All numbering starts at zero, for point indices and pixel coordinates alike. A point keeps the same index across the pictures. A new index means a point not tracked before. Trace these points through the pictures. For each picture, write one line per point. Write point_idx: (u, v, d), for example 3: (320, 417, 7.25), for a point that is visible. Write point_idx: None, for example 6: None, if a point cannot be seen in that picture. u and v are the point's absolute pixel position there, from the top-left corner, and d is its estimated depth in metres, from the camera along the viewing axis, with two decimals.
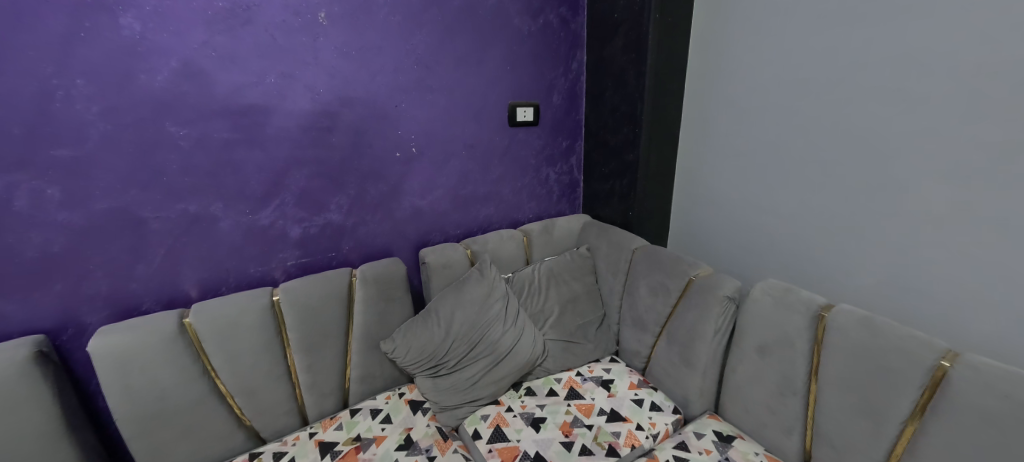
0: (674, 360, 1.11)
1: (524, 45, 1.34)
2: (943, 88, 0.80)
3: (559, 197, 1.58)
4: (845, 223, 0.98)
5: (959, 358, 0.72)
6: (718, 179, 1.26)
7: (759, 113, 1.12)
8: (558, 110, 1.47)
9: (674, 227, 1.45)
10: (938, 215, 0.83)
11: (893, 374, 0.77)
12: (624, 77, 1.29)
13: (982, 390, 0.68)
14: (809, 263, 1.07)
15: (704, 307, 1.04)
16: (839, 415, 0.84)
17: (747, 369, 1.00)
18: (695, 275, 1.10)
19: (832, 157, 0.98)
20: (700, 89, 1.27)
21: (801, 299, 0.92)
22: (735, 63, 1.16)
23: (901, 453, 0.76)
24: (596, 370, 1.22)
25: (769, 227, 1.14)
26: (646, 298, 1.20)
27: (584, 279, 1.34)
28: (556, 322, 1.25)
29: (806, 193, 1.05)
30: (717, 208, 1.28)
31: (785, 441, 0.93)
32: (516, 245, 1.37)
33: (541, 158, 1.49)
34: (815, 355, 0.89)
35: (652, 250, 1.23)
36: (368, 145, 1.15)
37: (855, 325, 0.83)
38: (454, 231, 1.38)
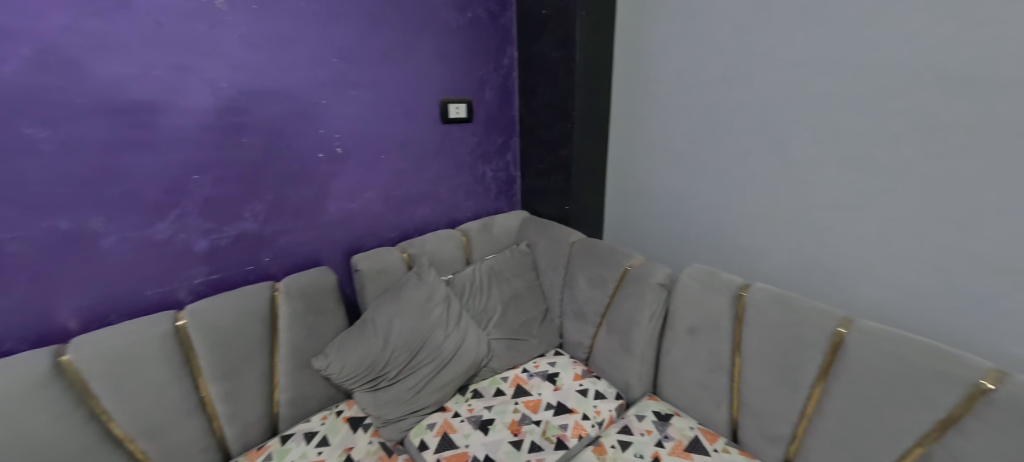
0: (614, 348, 1.16)
1: (453, 40, 1.31)
2: (832, 84, 0.89)
3: (497, 195, 1.57)
4: (758, 210, 1.07)
5: (853, 324, 0.81)
6: (647, 171, 1.32)
7: (680, 108, 1.19)
8: (491, 107, 1.45)
9: (608, 219, 1.50)
10: (831, 200, 0.94)
11: (801, 343, 0.85)
12: (555, 73, 1.31)
13: (872, 351, 0.77)
14: (729, 248, 1.15)
15: (639, 295, 1.09)
16: (761, 385, 0.92)
17: (680, 350, 1.06)
18: (629, 265, 1.14)
19: (744, 149, 1.07)
20: (626, 86, 1.32)
21: (723, 281, 0.99)
22: (656, 60, 1.21)
23: (811, 412, 0.85)
24: (542, 365, 1.23)
25: (693, 215, 1.22)
26: (586, 290, 1.23)
27: (525, 276, 1.34)
28: (500, 321, 1.25)
29: (723, 183, 1.13)
30: (646, 199, 1.34)
31: (716, 413, 1.01)
32: (455, 246, 1.34)
33: (477, 155, 1.47)
34: (736, 331, 0.96)
35: (589, 242, 1.26)
36: (286, 145, 1.05)
37: (770, 302, 0.91)
38: (389, 234, 1.32)
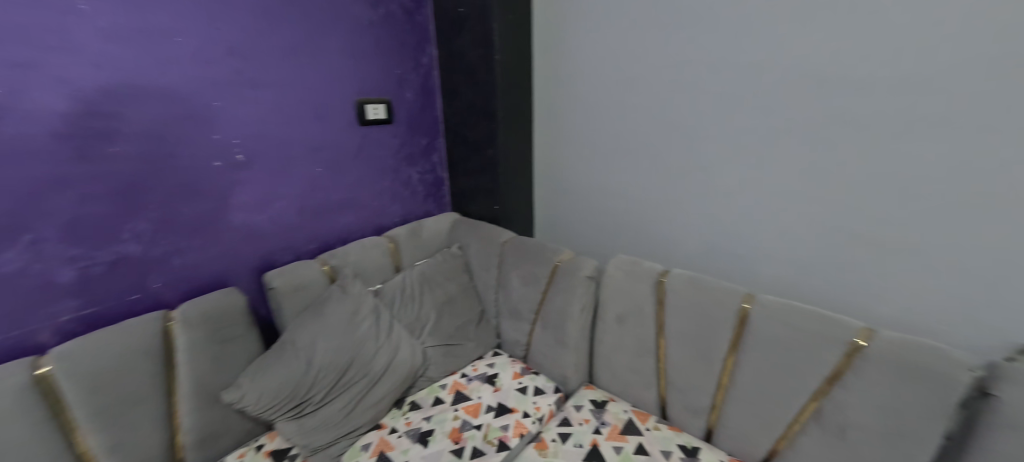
0: (549, 342, 1.18)
1: (366, 37, 1.24)
2: (726, 83, 0.97)
3: (425, 197, 1.53)
4: (670, 201, 1.14)
5: (755, 299, 0.90)
6: (570, 168, 1.35)
7: (596, 106, 1.24)
8: (412, 107, 1.40)
9: (537, 216, 1.53)
10: (730, 188, 1.03)
11: (714, 320, 0.93)
12: (476, 72, 1.29)
13: (772, 321, 0.86)
14: (647, 238, 1.22)
15: (570, 289, 1.12)
16: (683, 363, 0.99)
17: (610, 338, 1.11)
18: (558, 260, 1.16)
19: (654, 144, 1.13)
20: (546, 84, 1.34)
21: (645, 269, 1.05)
22: (572, 59, 1.25)
23: (726, 382, 0.93)
24: (480, 368, 1.21)
25: (614, 208, 1.27)
26: (519, 289, 1.23)
27: (458, 279, 1.32)
28: (434, 328, 1.21)
29: (639, 177, 1.19)
30: (571, 195, 1.38)
31: (646, 395, 1.07)
32: (383, 253, 1.27)
33: (400, 158, 1.41)
34: (658, 315, 1.02)
35: (519, 240, 1.27)
36: (172, 154, 0.92)
37: (686, 285, 0.98)
38: (307, 246, 1.22)
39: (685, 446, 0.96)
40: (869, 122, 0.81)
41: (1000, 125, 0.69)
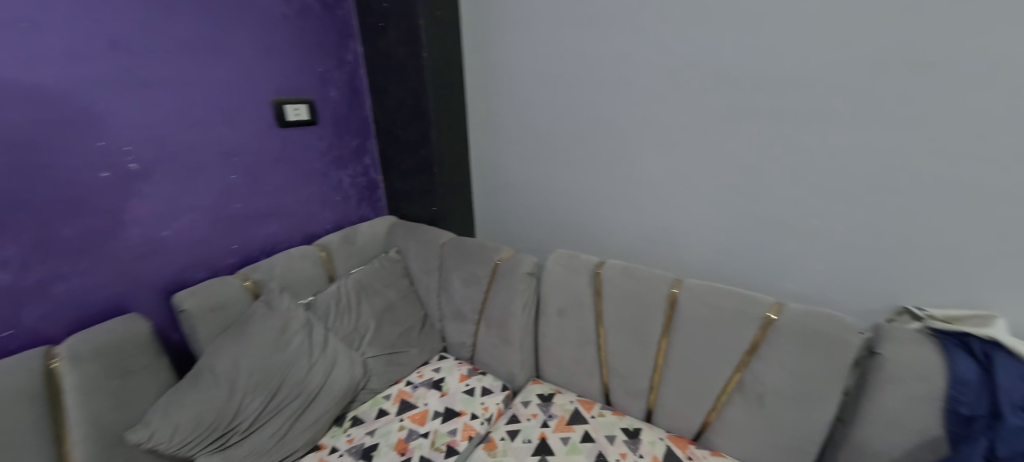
0: (494, 341, 1.18)
1: (280, 33, 1.16)
2: (649, 80, 0.99)
3: (359, 202, 1.46)
4: (600, 196, 1.16)
5: (682, 283, 0.96)
6: (506, 166, 1.35)
7: (526, 103, 1.23)
8: (338, 107, 1.32)
9: (477, 215, 1.52)
10: (654, 182, 1.06)
11: (646, 307, 0.98)
12: (404, 70, 1.25)
13: (697, 303, 0.92)
14: (582, 232, 1.25)
15: (511, 286, 1.12)
16: (622, 350, 1.03)
17: (553, 332, 1.13)
18: (499, 259, 1.16)
19: (581, 140, 1.14)
20: (477, 81, 1.32)
21: (582, 262, 1.08)
22: (501, 56, 1.23)
23: (661, 363, 0.99)
24: (426, 374, 1.18)
25: (549, 204, 1.29)
26: (461, 290, 1.22)
27: (398, 285, 1.27)
28: (375, 337, 1.16)
29: (570, 173, 1.20)
30: (508, 193, 1.38)
31: (590, 383, 1.10)
32: (314, 263, 1.20)
33: (328, 161, 1.33)
34: (596, 305, 1.05)
35: (458, 241, 1.25)
36: (44, 165, 0.80)
37: (620, 275, 1.02)
38: (226, 261, 1.12)
39: (628, 428, 1.00)
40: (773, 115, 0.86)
41: (880, 117, 0.76)
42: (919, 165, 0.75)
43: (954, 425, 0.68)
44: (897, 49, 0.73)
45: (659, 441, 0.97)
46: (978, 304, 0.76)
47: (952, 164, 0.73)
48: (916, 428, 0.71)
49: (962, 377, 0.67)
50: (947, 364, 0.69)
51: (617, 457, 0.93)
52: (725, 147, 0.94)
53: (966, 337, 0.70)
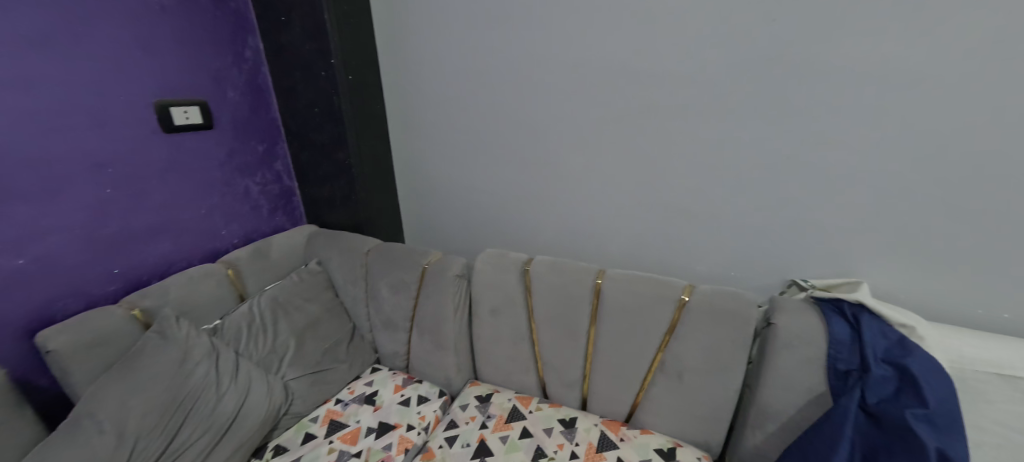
0: (428, 348, 1.14)
1: (158, 26, 1.02)
2: (564, 79, 1.00)
3: (273, 211, 1.34)
4: (526, 193, 1.17)
5: (605, 274, 1.00)
6: (430, 167, 1.31)
7: (445, 102, 1.18)
8: (237, 109, 1.20)
9: (405, 218, 1.46)
10: (575, 178, 1.08)
11: (573, 300, 1.00)
12: (313, 68, 1.16)
13: (621, 292, 0.96)
14: (512, 229, 1.25)
15: (440, 291, 1.09)
16: (554, 343, 1.05)
17: (487, 332, 1.12)
18: (427, 263, 1.13)
19: (503, 139, 1.14)
20: (394, 79, 1.25)
21: (511, 260, 1.08)
22: (417, 53, 1.16)
23: (591, 351, 1.02)
24: (358, 389, 1.12)
25: (477, 204, 1.27)
26: (389, 298, 1.16)
27: (321, 298, 1.18)
28: (296, 357, 1.07)
29: (496, 172, 1.19)
30: (435, 195, 1.34)
31: (527, 379, 1.12)
32: (219, 282, 1.08)
33: (231, 169, 1.21)
34: (528, 302, 1.06)
35: (384, 246, 1.19)
36: None
37: (548, 270, 1.04)
38: (106, 288, 0.98)
39: (565, 419, 1.03)
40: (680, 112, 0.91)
41: (768, 113, 0.83)
42: (801, 155, 0.83)
43: (834, 379, 0.77)
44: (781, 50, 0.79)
45: (594, 427, 1.00)
46: (849, 272, 0.88)
47: (825, 154, 0.82)
48: (806, 386, 0.79)
49: (838, 337, 0.77)
50: (826, 327, 0.78)
51: (555, 448, 0.95)
52: (639, 144, 0.98)
53: (840, 301, 0.81)
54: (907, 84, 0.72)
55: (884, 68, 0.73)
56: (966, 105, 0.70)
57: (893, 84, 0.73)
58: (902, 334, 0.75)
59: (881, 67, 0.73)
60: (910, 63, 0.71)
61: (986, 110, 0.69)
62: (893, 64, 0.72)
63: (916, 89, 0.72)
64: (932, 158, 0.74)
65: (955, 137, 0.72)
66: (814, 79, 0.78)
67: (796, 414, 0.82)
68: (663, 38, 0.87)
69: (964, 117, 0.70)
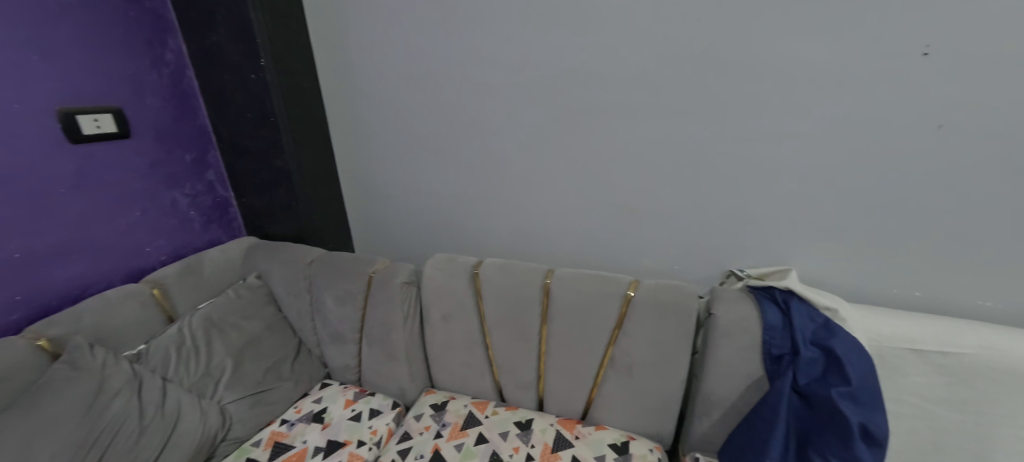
0: (379, 359, 1.10)
1: (59, 26, 0.93)
2: (506, 79, 0.98)
3: (206, 224, 1.25)
4: (474, 195, 1.15)
5: (553, 273, 1.00)
6: (376, 171, 1.25)
7: (386, 104, 1.14)
8: (159, 116, 1.12)
9: (354, 225, 1.40)
10: (521, 178, 1.08)
11: (523, 301, 1.00)
12: (242, 73, 1.08)
13: (569, 290, 0.96)
14: (463, 232, 1.23)
15: (388, 299, 1.06)
16: (507, 346, 1.04)
17: (440, 338, 1.09)
18: (373, 271, 1.08)
19: (449, 141, 1.11)
20: (332, 82, 1.18)
21: (459, 263, 1.06)
22: (353, 53, 1.11)
23: (544, 351, 1.02)
24: (305, 407, 1.07)
25: (427, 207, 1.23)
26: (335, 310, 1.11)
27: (261, 314, 1.12)
28: (234, 379, 1.01)
29: (443, 174, 1.16)
30: (383, 200, 1.29)
31: (483, 383, 1.10)
32: (144, 304, 1.00)
33: (154, 180, 1.12)
34: (479, 305, 1.05)
35: (328, 255, 1.14)
36: None
37: (497, 272, 1.02)
38: (5, 317, 0.88)
39: (520, 421, 1.02)
40: (620, 110, 0.92)
41: (699, 110, 0.86)
42: (732, 149, 0.87)
43: (769, 364, 0.80)
44: (712, 49, 0.81)
45: (550, 428, 1.00)
46: (780, 260, 0.92)
47: (751, 147, 0.85)
48: (745, 372, 0.82)
49: (771, 324, 0.80)
50: (760, 314, 0.81)
51: (510, 452, 0.93)
52: (581, 142, 0.98)
53: (772, 288, 0.84)
54: (824, 81, 0.76)
55: (804, 66, 0.76)
56: (873, 100, 0.74)
57: (807, 82, 0.77)
58: (827, 317, 0.79)
59: (801, 65, 0.77)
60: (824, 61, 0.75)
61: (888, 106, 0.74)
62: (810, 62, 0.76)
63: (830, 86, 0.76)
64: (849, 149, 0.79)
65: (866, 129, 0.76)
66: (740, 78, 0.81)
67: (737, 399, 0.85)
68: (600, 38, 0.88)
69: (871, 111, 0.75)
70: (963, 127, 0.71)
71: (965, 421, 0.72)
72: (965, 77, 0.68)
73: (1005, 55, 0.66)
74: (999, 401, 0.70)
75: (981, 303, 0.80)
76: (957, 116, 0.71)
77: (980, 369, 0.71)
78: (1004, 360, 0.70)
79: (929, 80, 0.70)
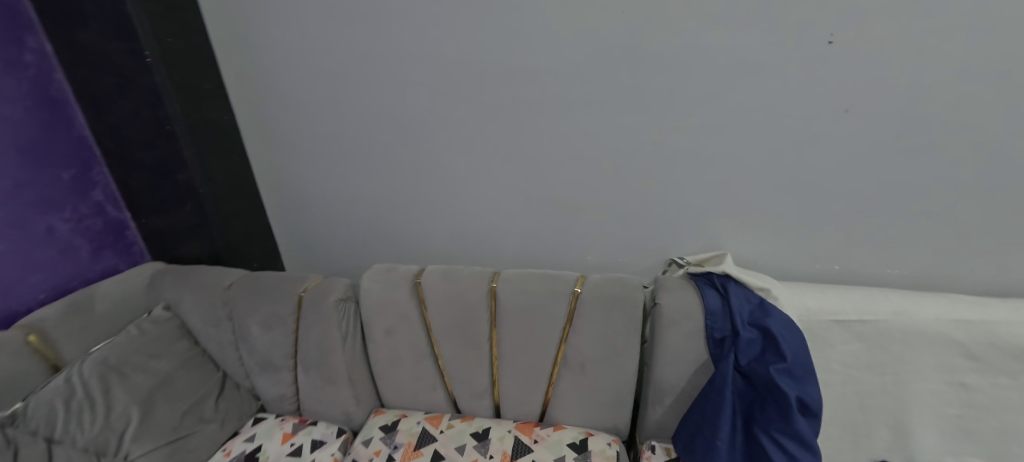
0: (318, 384, 1.01)
1: None
2: (439, 77, 0.91)
3: (98, 251, 1.06)
4: (411, 200, 1.09)
5: (499, 276, 0.96)
6: (302, 181, 1.14)
7: (302, 106, 1.02)
8: (20, 129, 0.90)
9: (282, 240, 1.27)
10: (460, 179, 1.02)
11: (470, 308, 0.95)
12: (124, 75, 0.90)
13: (517, 292, 0.92)
14: (403, 239, 1.16)
15: (322, 319, 0.97)
16: (456, 356, 1.00)
17: (384, 355, 1.02)
18: (303, 290, 0.98)
19: (382, 144, 1.02)
20: (239, 82, 1.02)
21: (400, 273, 0.99)
22: (258, 49, 0.97)
23: (497, 357, 0.99)
24: (235, 449, 0.95)
25: (363, 216, 1.15)
26: (263, 336, 1.00)
27: (173, 350, 0.98)
28: (142, 430, 0.87)
29: (378, 180, 1.07)
30: (311, 211, 1.18)
31: (435, 396, 1.05)
32: (15, 354, 0.82)
33: (18, 210, 0.91)
34: (424, 316, 0.98)
35: (248, 276, 1.02)
36: None
37: (439, 279, 0.97)
38: None
39: (477, 431, 0.97)
40: (559, 106, 0.89)
41: (635, 104, 0.85)
42: (667, 140, 0.87)
43: (713, 348, 0.82)
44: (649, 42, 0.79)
45: (508, 434, 0.96)
46: (716, 246, 0.96)
47: (685, 137, 0.86)
48: (691, 357, 0.84)
49: (712, 308, 0.82)
50: (701, 299, 0.83)
51: None
52: (521, 140, 0.94)
53: (711, 274, 0.86)
54: (753, 72, 0.77)
55: (735, 57, 0.77)
56: (797, 90, 0.77)
57: (737, 74, 0.78)
58: (761, 297, 0.82)
59: (733, 57, 0.77)
60: (754, 53, 0.76)
61: (809, 95, 0.77)
62: (740, 54, 0.77)
63: (758, 77, 0.78)
64: (776, 136, 0.81)
65: (790, 117, 0.79)
66: (675, 70, 0.80)
67: (686, 384, 0.87)
68: (536, 32, 0.83)
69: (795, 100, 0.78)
70: (867, 112, 0.76)
71: (883, 381, 0.79)
72: (868, 65, 0.72)
73: (901, 44, 0.70)
74: (910, 360, 0.77)
75: (887, 272, 0.88)
76: (862, 102, 0.75)
77: (894, 333, 0.77)
78: (912, 323, 0.76)
79: (842, 68, 0.74)
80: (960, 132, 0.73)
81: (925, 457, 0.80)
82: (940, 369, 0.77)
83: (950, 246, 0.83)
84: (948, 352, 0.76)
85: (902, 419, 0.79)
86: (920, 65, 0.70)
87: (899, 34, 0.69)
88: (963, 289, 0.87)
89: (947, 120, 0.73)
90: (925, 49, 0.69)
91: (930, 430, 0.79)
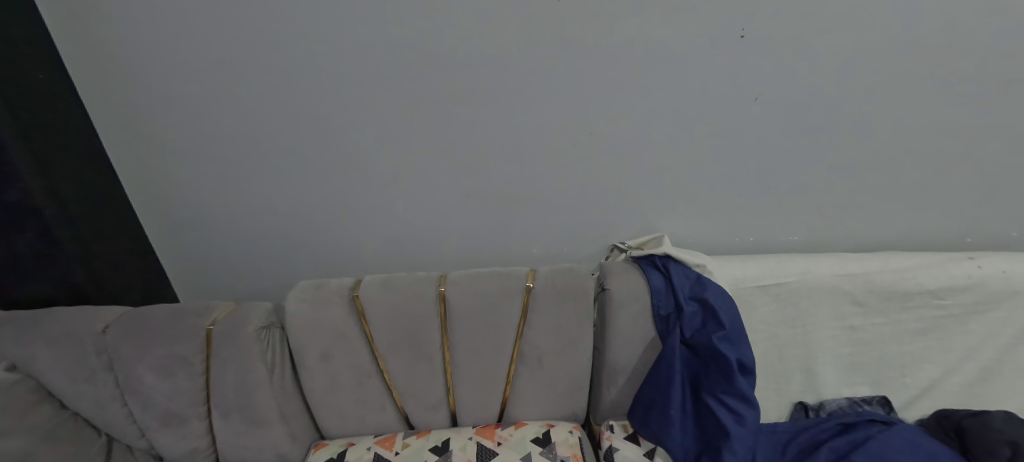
0: (241, 428, 0.86)
1: None
2: (361, 69, 0.79)
3: None
4: (335, 205, 0.97)
5: (446, 279, 0.90)
6: (192, 193, 0.94)
7: (179, 103, 0.82)
8: None
9: (170, 263, 1.06)
10: (393, 179, 0.93)
11: (418, 317, 0.88)
12: None
13: (469, 294, 0.88)
14: (329, 248, 1.04)
15: (239, 354, 0.82)
16: (404, 370, 0.92)
17: (320, 381, 0.91)
18: (211, 323, 0.82)
19: (294, 146, 0.88)
20: (87, 71, 0.79)
21: (333, 289, 0.88)
22: (106, 29, 0.75)
23: (451, 366, 0.93)
24: None
25: (279, 227, 1.00)
26: (162, 384, 0.82)
27: (29, 422, 0.75)
28: None
29: (295, 185, 0.93)
30: (207, 226, 0.99)
31: (384, 415, 0.97)
32: None
33: None
34: (366, 332, 0.89)
35: (133, 313, 0.83)
36: None
37: (380, 290, 0.87)
38: None
39: (436, 445, 0.91)
40: (498, 100, 0.84)
41: (576, 98, 0.84)
42: (606, 133, 0.88)
43: (659, 324, 0.87)
44: (590, 36, 0.77)
45: (469, 442, 0.91)
46: (652, 228, 1.02)
47: (622, 129, 0.88)
48: (641, 337, 0.88)
49: (656, 287, 0.86)
50: (646, 281, 0.87)
51: None
52: (460, 137, 0.88)
53: (652, 255, 0.91)
54: (686, 67, 0.80)
55: (669, 52, 0.79)
56: (723, 84, 0.82)
57: (669, 69, 0.81)
58: (698, 272, 0.89)
59: (667, 51, 0.79)
60: (686, 48, 0.78)
61: (730, 89, 0.83)
62: (674, 49, 0.78)
63: (689, 71, 0.81)
64: (702, 126, 0.87)
65: (714, 109, 0.85)
66: (614, 64, 0.80)
67: (638, 363, 0.91)
68: (473, 23, 0.75)
69: (719, 93, 0.83)
70: (772, 99, 0.84)
71: (796, 333, 0.92)
72: (775, 59, 0.79)
73: (803, 37, 0.77)
74: (814, 312, 0.91)
75: (788, 238, 1.03)
76: (769, 91, 0.83)
77: (801, 290, 0.90)
78: (815, 280, 0.90)
79: (757, 62, 0.80)
80: (841, 116, 0.86)
81: (829, 391, 0.95)
82: (836, 316, 0.92)
83: (833, 213, 0.99)
84: (840, 301, 0.91)
85: (812, 362, 0.93)
86: (815, 60, 0.79)
87: (803, 33, 0.77)
88: (842, 247, 1.04)
89: (830, 107, 0.85)
90: (823, 46, 0.78)
91: (830, 369, 0.94)
